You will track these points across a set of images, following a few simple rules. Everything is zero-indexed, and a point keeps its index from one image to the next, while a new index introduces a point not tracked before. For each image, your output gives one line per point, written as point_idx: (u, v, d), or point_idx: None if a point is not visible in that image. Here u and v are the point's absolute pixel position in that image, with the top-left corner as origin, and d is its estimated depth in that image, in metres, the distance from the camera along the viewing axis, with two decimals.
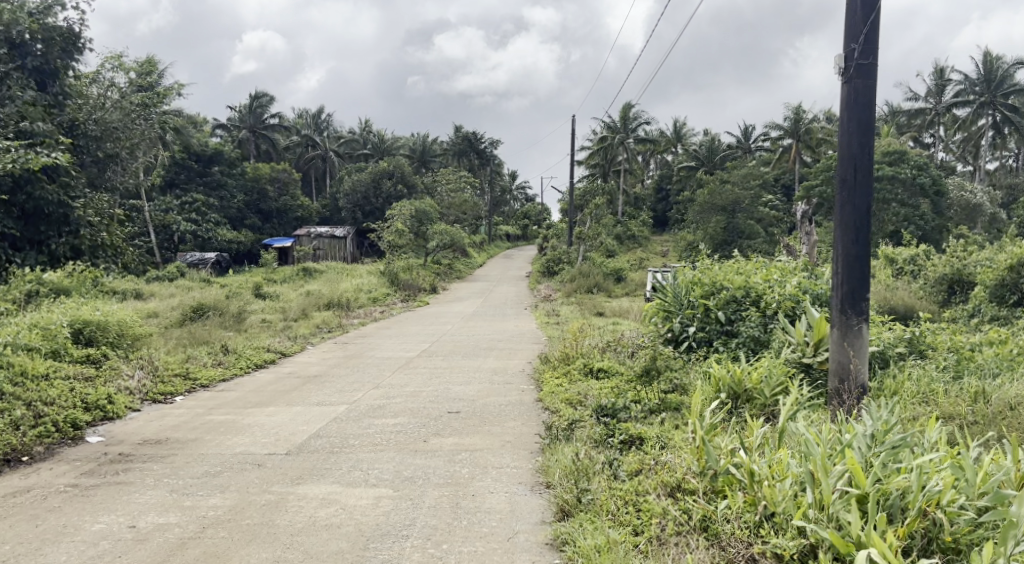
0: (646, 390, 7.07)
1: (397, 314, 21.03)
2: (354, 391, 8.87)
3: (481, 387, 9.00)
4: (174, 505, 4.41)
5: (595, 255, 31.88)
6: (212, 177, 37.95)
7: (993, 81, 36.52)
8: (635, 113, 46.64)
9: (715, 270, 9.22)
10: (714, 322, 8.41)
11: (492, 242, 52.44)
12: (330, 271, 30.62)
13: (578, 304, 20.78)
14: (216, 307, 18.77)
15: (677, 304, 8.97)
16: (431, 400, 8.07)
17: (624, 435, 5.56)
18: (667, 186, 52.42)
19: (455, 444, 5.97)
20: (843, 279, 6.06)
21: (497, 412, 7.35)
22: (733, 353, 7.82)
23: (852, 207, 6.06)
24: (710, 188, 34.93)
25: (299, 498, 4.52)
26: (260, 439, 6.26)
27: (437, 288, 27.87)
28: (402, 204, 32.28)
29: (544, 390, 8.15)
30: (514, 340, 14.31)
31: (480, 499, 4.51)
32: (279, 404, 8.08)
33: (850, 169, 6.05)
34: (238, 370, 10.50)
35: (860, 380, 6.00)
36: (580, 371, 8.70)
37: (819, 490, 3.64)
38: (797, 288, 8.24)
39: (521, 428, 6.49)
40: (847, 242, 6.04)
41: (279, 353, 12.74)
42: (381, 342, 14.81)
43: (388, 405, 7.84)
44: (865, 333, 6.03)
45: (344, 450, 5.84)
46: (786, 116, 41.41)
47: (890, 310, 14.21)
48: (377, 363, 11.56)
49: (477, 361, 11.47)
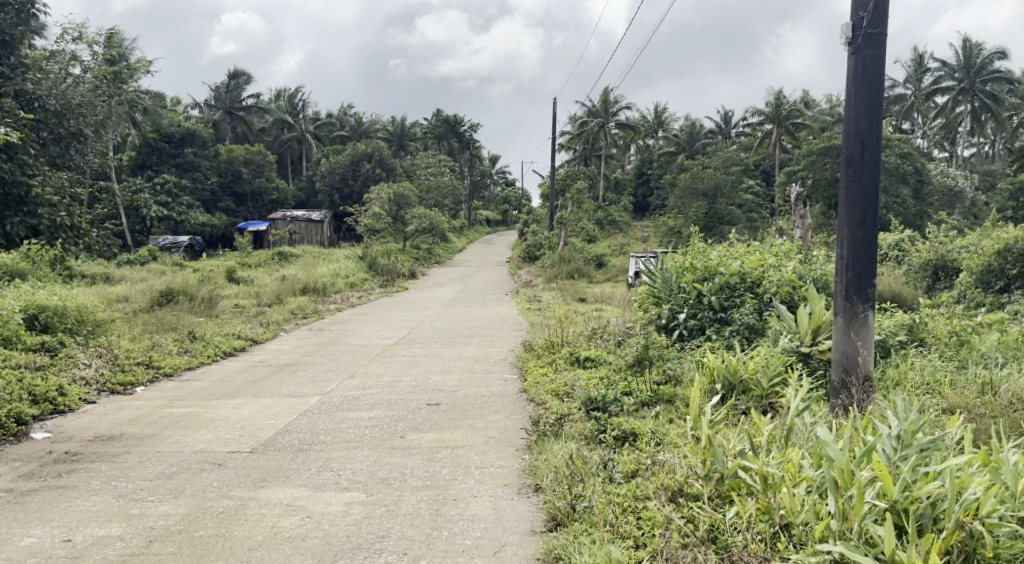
0: (638, 380, 6.70)
1: (375, 299, 20.55)
2: (328, 381, 8.41)
3: (462, 376, 8.58)
4: (118, 514, 3.95)
5: (576, 240, 31.52)
6: (186, 158, 37.05)
7: (972, 68, 36.44)
8: (616, 97, 46.18)
9: (708, 254, 8.87)
10: (707, 308, 8.06)
11: (472, 226, 51.94)
12: (306, 255, 30.00)
13: (560, 289, 20.40)
14: (186, 292, 18.18)
15: (669, 290, 8.61)
16: (409, 392, 7.64)
17: (617, 431, 5.20)
18: (648, 171, 52.15)
19: (434, 441, 5.54)
20: (848, 264, 5.68)
21: (479, 404, 6.93)
22: (726, 342, 7.46)
23: (858, 187, 5.66)
24: (691, 173, 34.67)
25: (261, 505, 4.07)
26: (223, 435, 5.81)
27: (417, 274, 27.38)
28: (380, 188, 31.67)
29: (528, 381, 7.77)
30: (495, 326, 13.91)
31: (462, 505, 4.10)
32: (247, 395, 7.61)
33: (857, 147, 5.65)
34: (205, 358, 9.99)
35: (866, 371, 5.65)
36: (567, 360, 8.32)
37: (842, 499, 3.27)
38: (794, 273, 7.90)
39: (505, 422, 6.10)
40: (853, 226, 5.66)
41: (250, 339, 12.23)
42: (358, 328, 14.33)
43: (362, 397, 7.40)
44: (871, 321, 5.67)
45: (314, 448, 5.39)
46: (766, 101, 41.25)
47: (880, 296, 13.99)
48: (352, 351, 11.09)
49: (457, 349, 11.04)
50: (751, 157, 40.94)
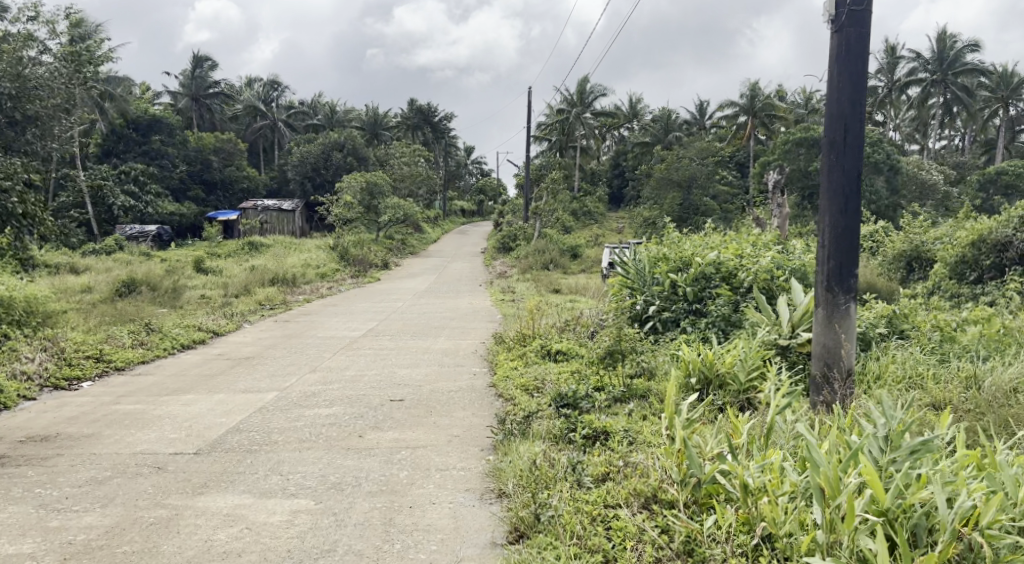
0: (611, 375, 6.41)
1: (345, 290, 20.10)
2: (288, 376, 8.03)
3: (430, 370, 8.24)
4: (33, 528, 3.58)
5: (552, 230, 31.25)
6: (153, 146, 36.09)
7: (945, 60, 36.70)
8: (592, 87, 45.89)
9: (683, 245, 8.59)
10: (682, 299, 7.78)
11: (447, 217, 51.44)
12: (277, 245, 29.41)
13: (533, 280, 20.08)
14: (149, 282, 17.60)
15: (642, 280, 8.31)
16: (373, 387, 7.28)
17: (588, 429, 4.91)
18: (623, 162, 52.04)
19: (394, 441, 5.21)
20: (830, 254, 5.42)
21: (445, 401, 6.60)
22: (704, 334, 7.17)
23: (840, 171, 5.40)
24: (667, 163, 34.55)
25: (196, 515, 3.72)
26: (168, 434, 5.42)
27: (390, 264, 26.93)
28: (352, 176, 31.15)
29: (497, 375, 7.46)
30: (467, 318, 13.58)
31: (418, 513, 3.79)
32: (201, 391, 7.21)
33: (840, 131, 5.39)
34: (161, 351, 9.55)
35: (847, 365, 5.40)
36: (538, 353, 8.01)
37: (831, 510, 2.98)
38: (772, 262, 7.63)
39: (471, 420, 5.80)
40: (835, 214, 5.41)
41: (212, 331, 11.76)
42: (326, 320, 13.92)
43: (322, 392, 7.03)
44: (853, 314, 5.42)
45: (264, 449, 5.03)
46: (742, 92, 41.28)
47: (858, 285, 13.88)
48: (318, 344, 10.70)
49: (427, 342, 10.68)
50: (726, 148, 40.93)
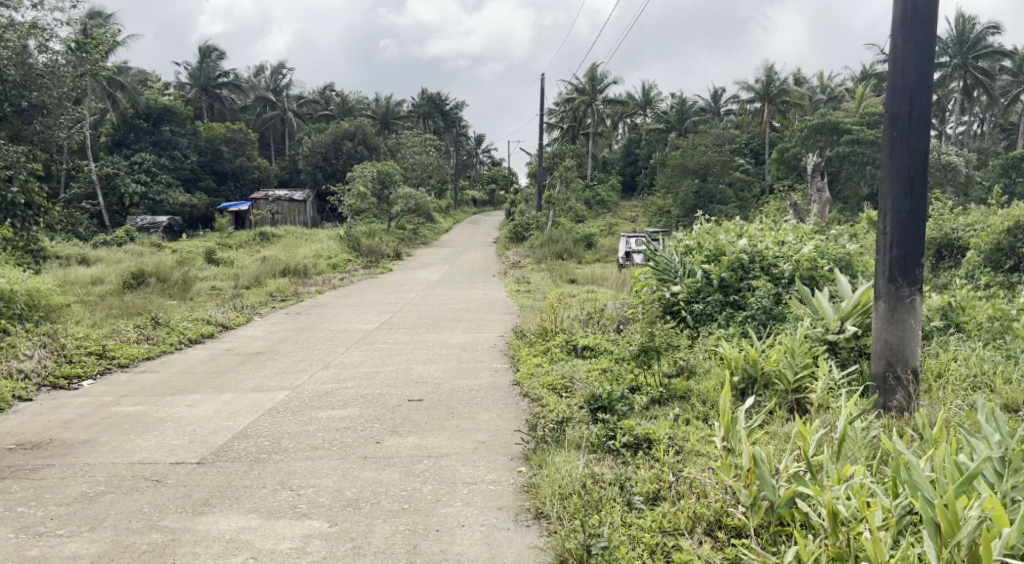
0: (646, 374, 5.95)
1: (358, 280, 19.67)
2: (298, 373, 7.59)
3: (448, 366, 7.79)
4: (10, 558, 3.17)
5: (565, 219, 30.73)
6: (164, 135, 35.76)
7: (966, 43, 35.68)
8: (604, 74, 45.11)
9: (716, 233, 8.05)
10: (717, 291, 7.27)
11: (458, 207, 50.91)
12: (288, 236, 29.06)
13: (548, 270, 19.57)
14: (158, 273, 17.24)
15: (673, 270, 7.78)
16: (390, 386, 6.83)
17: (628, 436, 4.46)
18: (636, 150, 51.33)
19: (415, 448, 4.76)
20: (893, 243, 4.93)
21: (467, 401, 6.15)
22: (744, 329, 6.64)
23: (906, 149, 4.88)
24: (681, 151, 33.91)
25: (195, 541, 3.32)
26: (170, 440, 4.98)
27: (402, 254, 26.48)
28: (363, 166, 30.72)
29: (521, 372, 7.01)
30: (483, 310, 13.13)
31: (448, 538, 3.37)
32: (207, 390, 6.78)
33: (905, 104, 4.87)
34: (167, 346, 9.14)
35: (911, 364, 4.93)
36: (562, 349, 7.53)
37: (949, 551, 2.55)
38: (814, 251, 7.08)
39: (497, 423, 5.36)
40: (898, 196, 4.90)
41: (220, 325, 11.35)
42: (339, 312, 13.49)
43: (335, 391, 6.60)
44: (918, 307, 4.92)
45: (273, 458, 4.59)
46: (757, 77, 40.42)
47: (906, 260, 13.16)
48: (330, 338, 10.26)
49: (443, 335, 10.22)
50: (741, 135, 40.19)
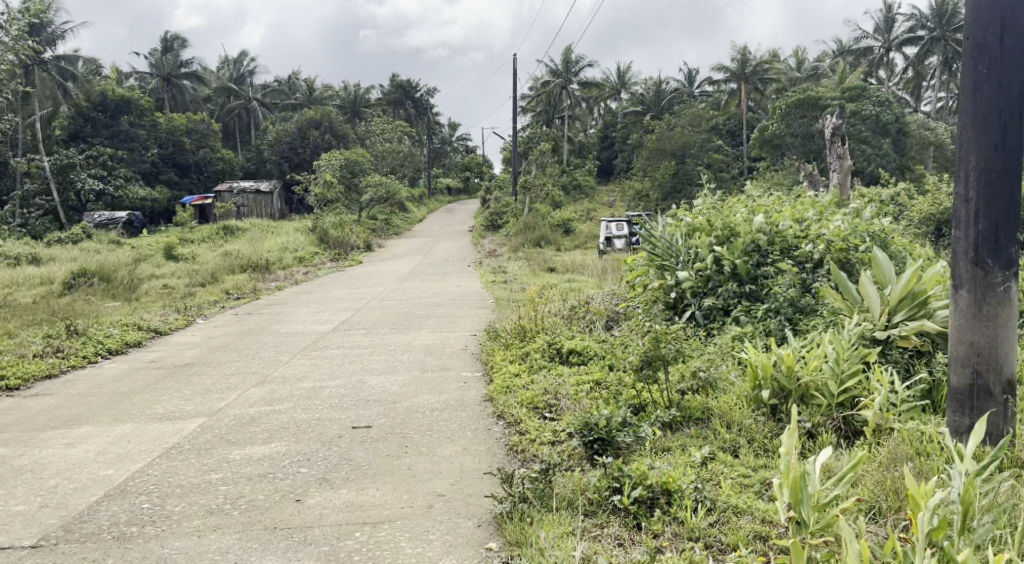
0: (653, 390, 4.73)
1: (323, 274, 18.21)
2: (224, 393, 6.24)
3: (409, 378, 6.48)
4: None
5: (542, 205, 29.36)
6: (121, 128, 33.76)
7: (944, 16, 34.93)
8: (577, 56, 43.70)
9: (723, 211, 6.77)
10: (730, 280, 6.01)
11: (432, 195, 49.26)
12: (253, 228, 27.48)
13: (525, 258, 18.32)
14: (101, 272, 15.67)
15: (675, 255, 6.50)
16: (331, 408, 5.52)
17: (640, 489, 3.24)
18: (612, 134, 49.99)
19: (346, 510, 3.49)
20: (980, 213, 3.66)
21: (427, 428, 4.88)
22: (767, 326, 5.44)
23: (994, 88, 3.58)
24: (657, 133, 32.81)
25: None
26: (11, 505, 3.65)
27: (373, 245, 24.96)
28: (330, 154, 29.27)
29: (495, 384, 5.77)
30: (456, 304, 11.89)
31: None
32: (104, 418, 5.42)
33: (994, 29, 3.57)
34: (79, 359, 7.75)
35: (1006, 374, 3.71)
36: (545, 354, 6.28)
37: None
38: (842, 229, 5.85)
39: (467, 464, 4.13)
40: (986, 150, 3.61)
41: (152, 331, 9.90)
42: (294, 311, 12.09)
43: (264, 419, 5.31)
44: (1016, 298, 3.66)
45: (145, 531, 3.31)
46: (732, 57, 39.29)
47: (917, 227, 12.05)
48: (277, 343, 8.91)
49: (407, 337, 8.92)
50: (719, 117, 39.07)
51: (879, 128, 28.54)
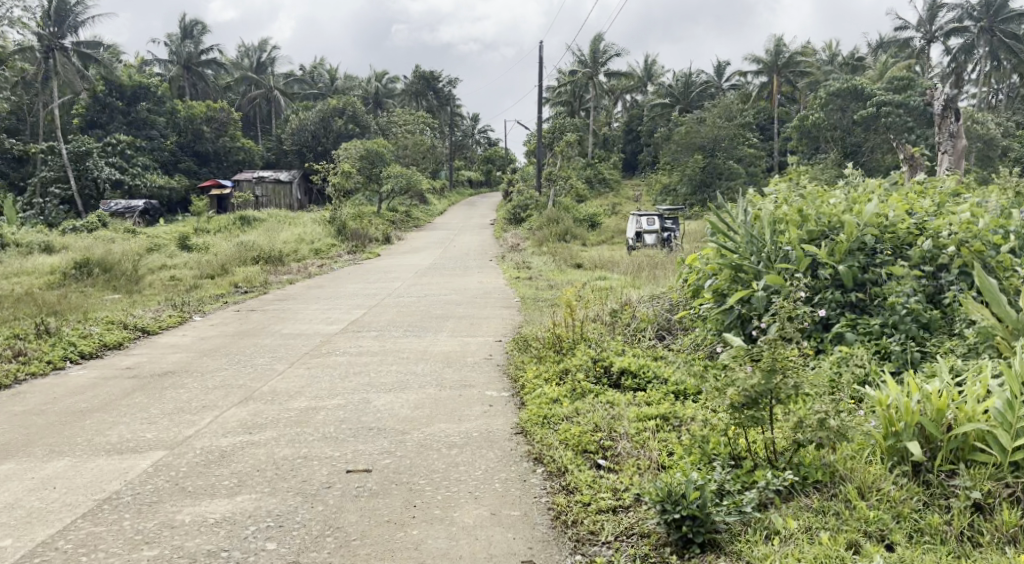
0: (750, 435, 3.50)
1: (339, 267, 17.09)
2: (198, 414, 5.10)
3: (421, 397, 5.29)
4: None
5: (566, 199, 28.00)
6: (139, 115, 32.76)
7: (992, 7, 33.13)
8: (606, 46, 41.91)
9: (815, 197, 5.46)
10: (829, 285, 4.76)
11: (453, 188, 47.99)
12: (270, 219, 26.41)
13: (551, 254, 17.04)
14: (105, 262, 14.62)
15: (758, 252, 5.17)
16: (326, 440, 4.36)
17: None
18: (638, 127, 48.35)
19: None
20: None
21: (442, 476, 3.71)
22: (884, 349, 4.25)
23: None
24: (687, 124, 31.20)
25: None
26: None
27: (391, 238, 23.80)
28: (348, 143, 28.30)
29: (529, 414, 4.57)
30: (478, 303, 10.71)
31: None
32: (42, 450, 4.29)
33: None
34: (44, 364, 6.68)
35: None
36: (590, 373, 5.08)
37: None
38: (975, 221, 4.60)
39: (501, 547, 3.01)
40: None
41: (138, 331, 8.84)
42: (300, 308, 10.92)
43: (238, 454, 4.17)
44: None
45: None
46: (765, 48, 37.57)
47: None
48: (276, 347, 7.77)
49: (422, 342, 7.75)
50: (751, 111, 37.41)
51: (926, 120, 26.88)
